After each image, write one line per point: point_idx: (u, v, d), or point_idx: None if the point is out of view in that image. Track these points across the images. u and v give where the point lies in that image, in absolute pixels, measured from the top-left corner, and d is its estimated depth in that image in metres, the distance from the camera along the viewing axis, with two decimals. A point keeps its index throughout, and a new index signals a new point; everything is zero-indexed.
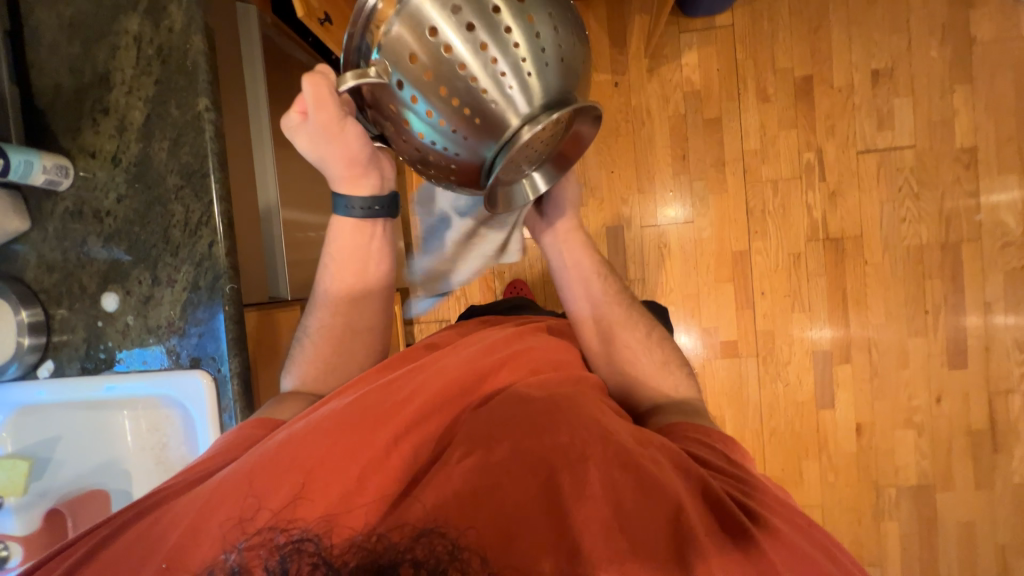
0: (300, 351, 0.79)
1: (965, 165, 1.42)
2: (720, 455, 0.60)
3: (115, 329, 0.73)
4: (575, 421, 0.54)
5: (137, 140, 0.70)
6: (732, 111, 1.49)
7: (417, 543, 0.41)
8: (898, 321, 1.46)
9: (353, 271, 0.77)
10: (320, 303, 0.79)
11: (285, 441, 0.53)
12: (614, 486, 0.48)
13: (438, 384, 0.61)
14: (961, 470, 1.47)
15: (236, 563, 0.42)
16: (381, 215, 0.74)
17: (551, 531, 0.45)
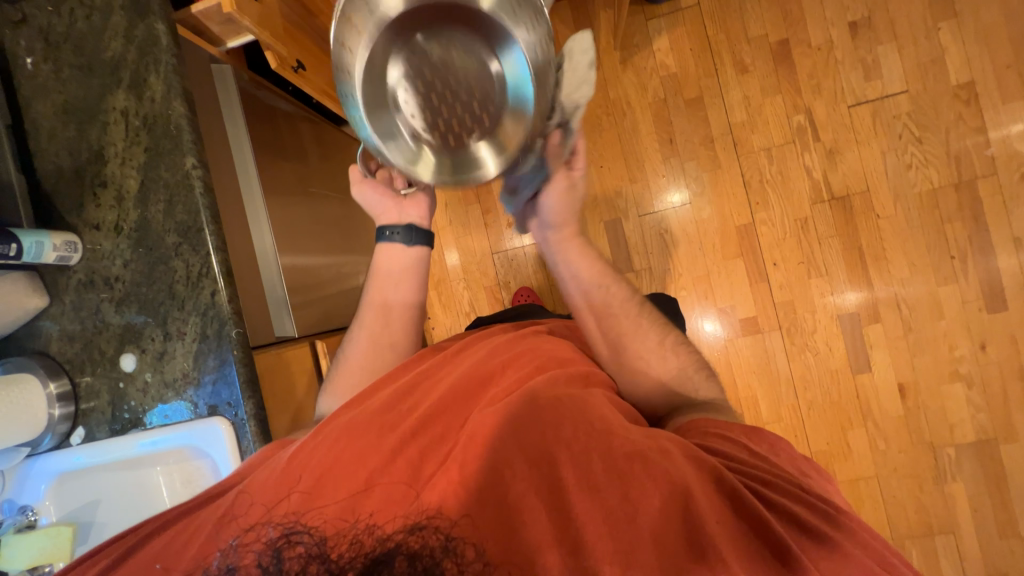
0: (343, 376, 0.78)
1: (966, 101, 1.36)
2: (742, 447, 0.56)
3: (136, 388, 0.77)
4: (580, 415, 0.52)
5: (135, 206, 0.74)
6: (712, 87, 1.48)
7: (410, 535, 0.43)
8: (924, 271, 1.40)
9: (394, 288, 0.81)
10: (365, 322, 0.81)
11: (299, 447, 0.54)
12: (617, 474, 0.47)
13: (441, 389, 0.60)
14: (1022, 418, 1.37)
15: (230, 557, 0.45)
16: (414, 244, 0.79)
17: (550, 517, 0.45)
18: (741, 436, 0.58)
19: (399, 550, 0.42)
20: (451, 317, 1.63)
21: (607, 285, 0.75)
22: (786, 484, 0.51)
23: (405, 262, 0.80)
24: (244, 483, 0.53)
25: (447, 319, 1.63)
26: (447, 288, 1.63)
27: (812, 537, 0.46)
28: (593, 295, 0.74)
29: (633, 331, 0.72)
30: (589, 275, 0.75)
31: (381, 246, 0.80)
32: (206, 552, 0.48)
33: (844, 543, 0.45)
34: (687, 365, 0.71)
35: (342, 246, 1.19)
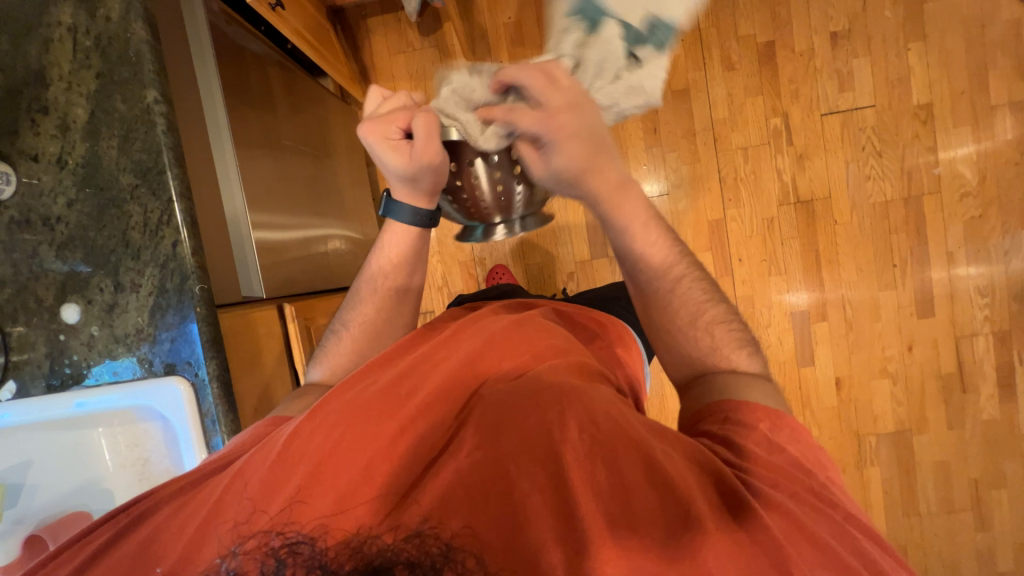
0: (335, 344, 0.78)
1: (923, 121, 1.46)
2: (761, 441, 0.50)
3: (80, 341, 0.70)
4: (585, 407, 0.50)
5: (83, 138, 0.66)
6: (699, 81, 1.50)
7: (409, 543, 0.39)
8: (869, 277, 1.52)
9: (397, 270, 0.77)
10: (364, 301, 0.78)
11: (291, 437, 0.52)
12: (624, 473, 0.45)
13: (440, 375, 0.58)
14: (934, 413, 1.54)
15: (231, 567, 0.41)
16: (419, 230, 0.73)
17: (553, 516, 0.43)
18: (764, 426, 0.51)
19: (398, 558, 0.37)
20: (424, 289, 1.60)
21: (649, 227, 0.63)
22: (794, 483, 0.46)
23: (410, 248, 0.75)
24: (231, 474, 0.50)
25: None
26: None
27: (812, 546, 0.42)
28: (642, 266, 0.64)
29: (675, 307, 0.64)
30: (637, 221, 0.62)
31: (389, 224, 0.74)
32: (194, 556, 0.44)
33: (842, 553, 0.42)
34: (727, 341, 0.62)
35: (315, 208, 1.13)
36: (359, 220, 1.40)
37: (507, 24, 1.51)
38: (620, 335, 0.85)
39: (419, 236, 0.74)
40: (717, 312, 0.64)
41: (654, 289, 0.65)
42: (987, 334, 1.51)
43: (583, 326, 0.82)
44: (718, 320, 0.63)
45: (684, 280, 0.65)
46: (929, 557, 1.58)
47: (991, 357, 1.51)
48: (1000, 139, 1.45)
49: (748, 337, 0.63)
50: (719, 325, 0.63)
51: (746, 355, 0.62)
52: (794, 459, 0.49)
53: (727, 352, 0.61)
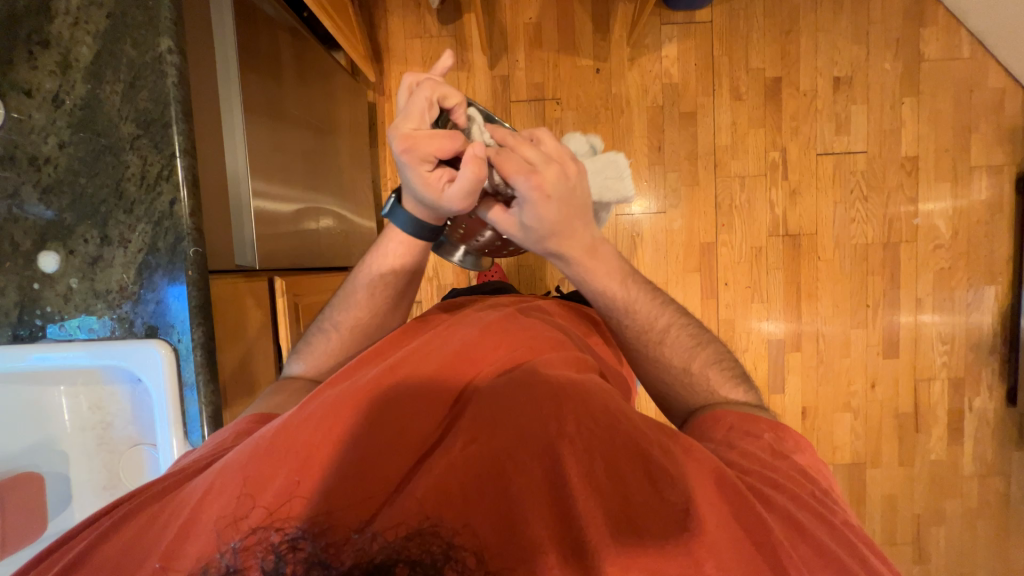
0: (323, 342, 0.75)
1: (908, 172, 1.54)
2: (765, 446, 0.53)
3: (55, 292, 0.66)
4: (580, 404, 0.49)
5: (84, 79, 0.63)
6: (706, 106, 1.53)
7: (411, 541, 0.39)
8: (844, 314, 1.59)
9: (393, 278, 0.71)
10: (356, 303, 0.73)
11: (278, 427, 0.49)
12: (621, 474, 0.45)
13: (429, 367, 0.57)
14: (888, 449, 1.62)
15: (233, 563, 0.39)
16: (424, 244, 0.67)
17: (554, 516, 0.42)
18: (768, 435, 0.55)
19: (400, 556, 0.38)
20: None
21: (628, 284, 0.65)
22: (794, 487, 0.49)
23: (411, 259, 0.69)
24: (214, 468, 0.47)
25: None
26: None
27: (812, 546, 0.43)
28: (629, 320, 0.65)
29: (669, 355, 0.66)
30: (614, 281, 0.64)
31: (391, 230, 0.68)
32: (180, 548, 0.41)
33: (843, 556, 0.43)
34: (723, 383, 0.65)
35: (315, 182, 1.10)
36: (356, 200, 1.37)
37: (527, 25, 1.51)
38: (611, 334, 0.86)
39: (424, 249, 0.69)
40: (709, 354, 0.67)
41: (643, 342, 0.66)
42: (943, 380, 1.60)
43: (581, 324, 0.82)
44: (712, 361, 0.66)
45: (672, 329, 0.67)
46: None
47: (944, 402, 1.60)
48: (975, 199, 1.54)
49: (741, 374, 0.67)
50: (714, 369, 0.65)
51: (734, 388, 0.64)
52: (799, 469, 0.52)
53: (721, 391, 0.64)
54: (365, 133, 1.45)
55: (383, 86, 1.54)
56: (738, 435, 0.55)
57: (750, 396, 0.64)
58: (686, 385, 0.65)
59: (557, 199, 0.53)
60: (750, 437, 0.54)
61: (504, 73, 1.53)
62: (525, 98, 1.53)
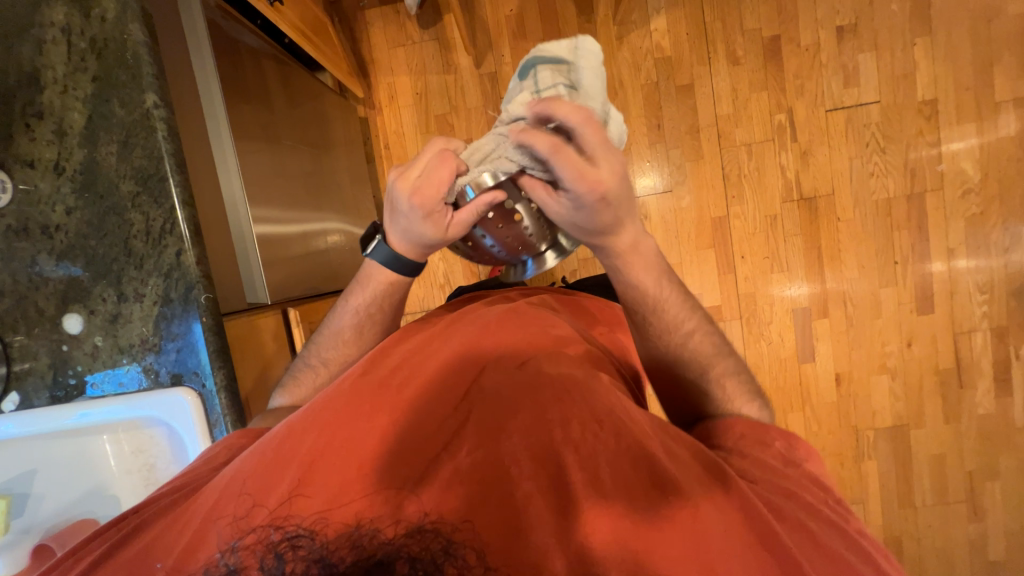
0: (309, 377, 0.73)
1: (927, 117, 1.46)
2: (776, 455, 0.52)
3: (83, 352, 0.68)
4: (587, 406, 0.48)
5: (80, 144, 0.64)
6: (703, 76, 1.48)
7: (411, 539, 0.40)
8: (871, 273, 1.52)
9: (378, 316, 0.73)
10: (342, 339, 0.74)
11: (283, 432, 0.50)
12: (624, 479, 0.44)
13: (435, 366, 0.55)
14: (931, 407, 1.56)
15: (231, 562, 0.41)
16: (402, 277, 0.70)
17: (554, 516, 0.42)
18: (779, 444, 0.53)
19: (399, 553, 0.39)
20: (425, 287, 1.59)
21: (662, 284, 0.63)
22: (808, 495, 0.47)
23: (393, 295, 0.72)
24: (225, 475, 0.48)
25: (421, 290, 1.59)
26: None
27: (827, 557, 0.42)
28: (655, 318, 0.63)
29: (693, 359, 0.63)
30: (648, 278, 0.62)
31: (370, 263, 0.71)
32: (192, 552, 0.43)
33: (856, 563, 0.42)
34: (733, 397, 0.62)
35: (317, 207, 1.11)
36: (359, 218, 1.38)
37: (508, 17, 1.48)
38: (619, 320, 0.84)
39: (402, 283, 0.71)
40: (727, 365, 0.64)
41: (664, 342, 0.64)
42: (985, 330, 1.52)
43: (586, 316, 0.80)
44: (729, 373, 0.63)
45: (697, 335, 0.64)
46: (922, 548, 1.62)
47: (988, 353, 1.53)
48: (1003, 135, 1.44)
49: (758, 394, 0.64)
50: (730, 382, 0.63)
51: (751, 404, 0.62)
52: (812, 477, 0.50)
53: (735, 404, 0.61)
54: (359, 149, 1.45)
55: (373, 100, 1.53)
56: (747, 444, 0.53)
57: (764, 415, 0.61)
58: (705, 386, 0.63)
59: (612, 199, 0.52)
60: (760, 444, 0.53)
61: (492, 70, 1.50)
62: None
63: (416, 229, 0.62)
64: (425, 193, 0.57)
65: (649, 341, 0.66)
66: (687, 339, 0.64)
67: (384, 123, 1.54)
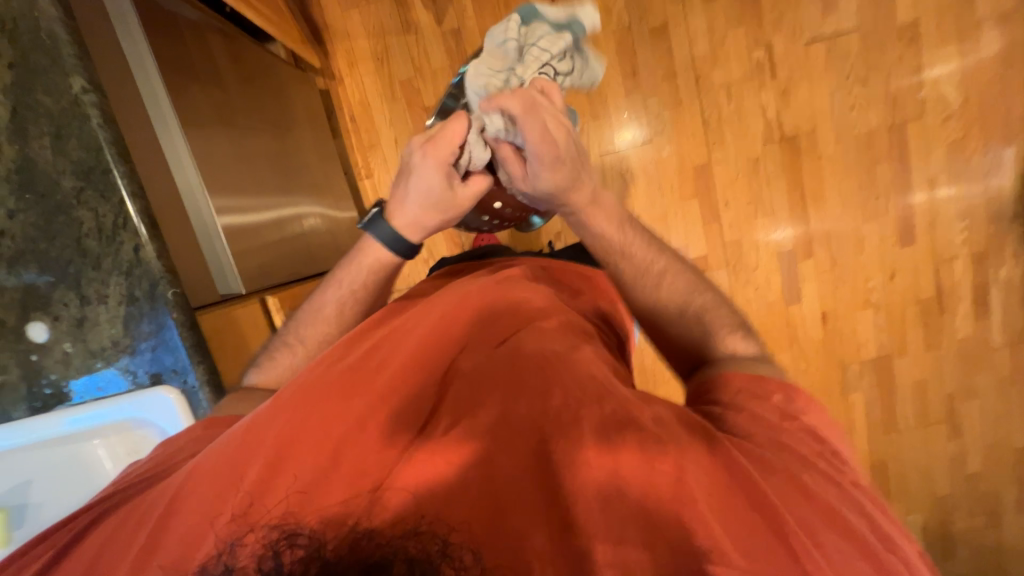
0: (286, 357, 0.71)
1: (908, 42, 1.41)
2: (773, 408, 0.51)
3: (54, 360, 0.66)
4: (570, 380, 0.48)
5: (8, 140, 0.58)
6: (677, 16, 1.40)
7: (410, 539, 0.39)
8: (854, 209, 1.52)
9: (368, 292, 0.72)
10: (322, 316, 0.72)
11: (259, 429, 0.48)
12: (610, 453, 0.44)
13: (411, 348, 0.54)
14: (914, 336, 1.61)
15: (230, 566, 0.40)
16: (396, 257, 0.70)
17: (541, 495, 0.43)
18: (777, 398, 0.52)
19: (398, 554, 0.38)
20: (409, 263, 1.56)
21: (626, 230, 0.67)
22: (803, 449, 0.47)
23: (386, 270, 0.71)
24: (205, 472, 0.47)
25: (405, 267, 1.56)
26: None
27: (819, 513, 0.42)
28: (625, 263, 0.67)
29: (668, 298, 0.67)
30: (618, 231, 0.67)
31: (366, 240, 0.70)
32: (184, 551, 0.42)
33: (842, 512, 0.43)
34: (720, 329, 0.64)
35: (285, 189, 1.06)
36: (332, 197, 1.33)
37: None
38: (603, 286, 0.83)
39: (391, 262, 0.71)
40: (705, 301, 0.67)
41: (635, 287, 0.68)
42: (965, 257, 1.54)
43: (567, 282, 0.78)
44: (709, 307, 0.66)
45: (670, 274, 0.68)
46: (906, 468, 1.71)
47: (968, 279, 1.56)
48: (984, 55, 1.41)
49: (741, 322, 0.65)
50: (717, 318, 0.65)
51: (739, 339, 0.62)
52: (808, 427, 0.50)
53: (720, 337, 0.63)
54: (323, 124, 1.38)
55: (332, 69, 1.44)
56: (745, 398, 0.52)
57: (750, 346, 0.62)
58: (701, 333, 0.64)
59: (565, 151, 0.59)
60: (757, 398, 0.52)
61: (455, 27, 1.41)
62: None
63: (426, 193, 0.64)
64: (439, 146, 0.61)
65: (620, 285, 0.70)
66: (647, 275, 0.67)
67: (347, 94, 1.46)
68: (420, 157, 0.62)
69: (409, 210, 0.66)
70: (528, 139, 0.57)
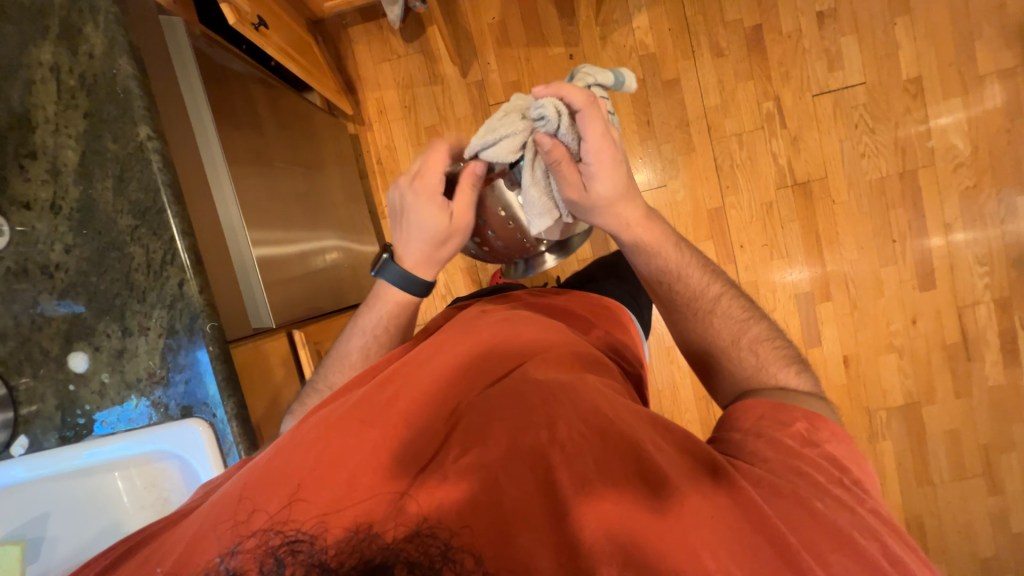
0: (316, 401, 0.73)
1: (913, 95, 1.46)
2: (795, 435, 0.52)
3: (90, 390, 0.68)
4: (577, 407, 0.49)
5: (76, 182, 0.63)
6: (689, 70, 1.48)
7: (410, 543, 0.40)
8: (871, 253, 1.52)
9: (386, 335, 0.76)
10: (349, 359, 0.76)
11: (277, 450, 0.50)
12: (616, 483, 0.44)
13: (423, 380, 0.56)
14: (941, 383, 1.56)
15: (231, 567, 0.41)
16: (414, 295, 0.76)
17: (545, 517, 0.42)
18: (801, 425, 0.53)
19: (398, 558, 0.39)
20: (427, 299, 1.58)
21: (682, 250, 0.72)
22: (818, 475, 0.48)
23: (404, 312, 0.77)
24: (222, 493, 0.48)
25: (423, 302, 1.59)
26: None
27: (829, 534, 0.43)
28: (681, 283, 0.71)
29: (721, 321, 0.68)
30: (666, 245, 0.72)
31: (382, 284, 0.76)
32: (191, 558, 0.43)
33: (857, 539, 0.43)
34: (774, 360, 0.64)
35: (314, 227, 1.11)
36: (357, 234, 1.38)
37: (492, 25, 1.48)
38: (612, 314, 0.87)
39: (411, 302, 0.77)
40: (759, 331, 0.68)
41: (693, 307, 0.71)
42: (988, 302, 1.52)
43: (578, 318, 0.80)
44: (763, 338, 0.66)
45: (724, 299, 0.71)
46: (944, 526, 1.61)
47: (993, 325, 1.53)
48: (990, 107, 1.45)
49: (797, 357, 0.65)
50: (769, 348, 0.65)
51: (795, 374, 0.62)
52: (829, 456, 0.50)
53: (773, 369, 0.63)
54: (352, 166, 1.46)
55: (362, 116, 1.54)
56: (770, 425, 0.53)
57: (800, 380, 0.62)
58: (756, 367, 0.64)
59: (616, 162, 0.64)
60: (780, 425, 0.53)
61: (479, 79, 1.51)
62: (503, 99, 1.51)
63: (422, 227, 0.70)
64: (426, 180, 0.69)
65: (676, 312, 0.73)
66: (696, 296, 0.70)
67: (375, 138, 1.55)
68: (410, 196, 0.70)
69: (414, 250, 0.73)
70: (590, 147, 0.61)
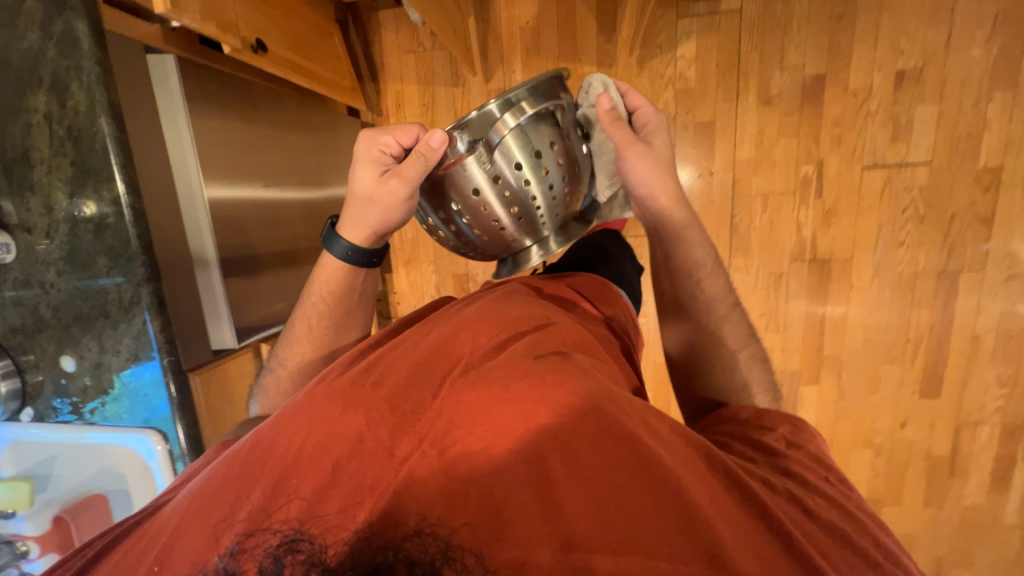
0: (274, 381, 0.82)
1: (985, 188, 1.27)
2: (780, 438, 0.59)
3: (76, 386, 0.86)
4: (567, 396, 0.46)
5: (64, 218, 0.78)
6: (728, 114, 1.34)
7: (409, 541, 0.39)
8: (876, 348, 1.42)
9: (325, 308, 0.79)
10: (297, 338, 0.81)
11: (251, 440, 0.49)
12: (624, 493, 0.42)
13: (411, 351, 0.54)
14: (912, 489, 1.50)
15: (232, 568, 0.40)
16: (358, 267, 0.79)
17: (551, 523, 0.41)
18: (784, 429, 0.61)
19: (398, 557, 0.38)
20: (417, 295, 1.65)
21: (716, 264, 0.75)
22: (807, 473, 0.54)
23: (338, 285, 0.78)
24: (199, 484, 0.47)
25: (412, 297, 1.66)
26: (416, 266, 1.64)
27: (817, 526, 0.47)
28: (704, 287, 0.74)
29: (732, 336, 0.73)
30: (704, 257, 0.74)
31: (329, 258, 0.79)
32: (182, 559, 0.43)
33: (847, 531, 0.48)
34: (758, 381, 0.72)
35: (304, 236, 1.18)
36: None
37: (525, 29, 1.39)
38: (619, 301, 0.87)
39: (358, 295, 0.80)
40: (755, 350, 0.74)
41: (712, 321, 0.74)
42: (993, 425, 1.41)
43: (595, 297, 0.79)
44: (755, 359, 0.73)
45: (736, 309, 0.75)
46: None
47: (990, 447, 1.43)
48: None
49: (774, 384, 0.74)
50: (755, 368, 0.73)
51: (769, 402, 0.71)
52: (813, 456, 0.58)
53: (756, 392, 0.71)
54: None
55: (382, 106, 1.52)
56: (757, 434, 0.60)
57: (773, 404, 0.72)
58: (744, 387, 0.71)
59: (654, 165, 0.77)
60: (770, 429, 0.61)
61: (502, 87, 1.44)
62: None
63: (364, 189, 0.71)
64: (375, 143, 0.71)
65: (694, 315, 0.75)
66: (714, 301, 0.74)
67: None
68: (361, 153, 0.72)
69: (355, 218, 0.75)
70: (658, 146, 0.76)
